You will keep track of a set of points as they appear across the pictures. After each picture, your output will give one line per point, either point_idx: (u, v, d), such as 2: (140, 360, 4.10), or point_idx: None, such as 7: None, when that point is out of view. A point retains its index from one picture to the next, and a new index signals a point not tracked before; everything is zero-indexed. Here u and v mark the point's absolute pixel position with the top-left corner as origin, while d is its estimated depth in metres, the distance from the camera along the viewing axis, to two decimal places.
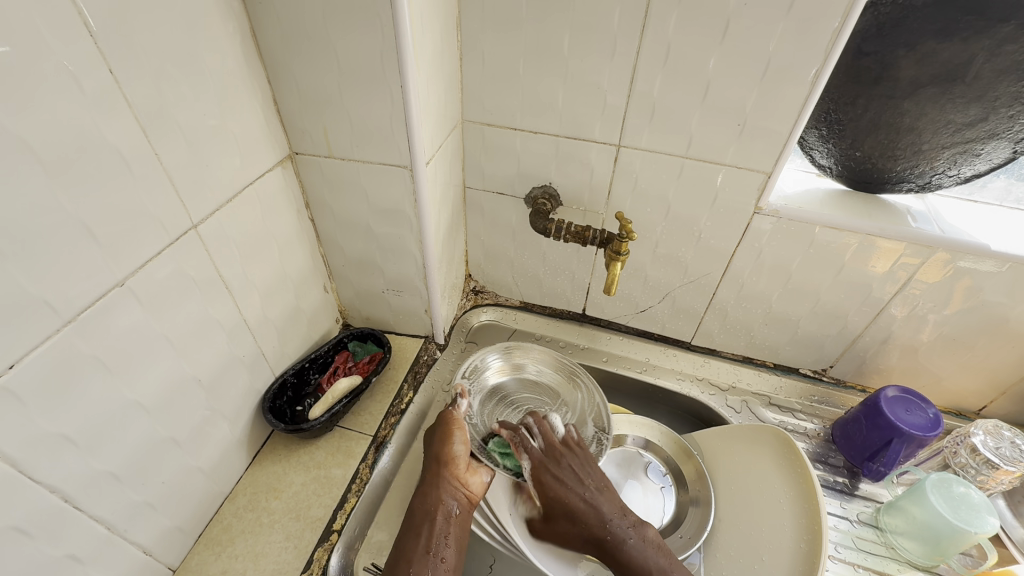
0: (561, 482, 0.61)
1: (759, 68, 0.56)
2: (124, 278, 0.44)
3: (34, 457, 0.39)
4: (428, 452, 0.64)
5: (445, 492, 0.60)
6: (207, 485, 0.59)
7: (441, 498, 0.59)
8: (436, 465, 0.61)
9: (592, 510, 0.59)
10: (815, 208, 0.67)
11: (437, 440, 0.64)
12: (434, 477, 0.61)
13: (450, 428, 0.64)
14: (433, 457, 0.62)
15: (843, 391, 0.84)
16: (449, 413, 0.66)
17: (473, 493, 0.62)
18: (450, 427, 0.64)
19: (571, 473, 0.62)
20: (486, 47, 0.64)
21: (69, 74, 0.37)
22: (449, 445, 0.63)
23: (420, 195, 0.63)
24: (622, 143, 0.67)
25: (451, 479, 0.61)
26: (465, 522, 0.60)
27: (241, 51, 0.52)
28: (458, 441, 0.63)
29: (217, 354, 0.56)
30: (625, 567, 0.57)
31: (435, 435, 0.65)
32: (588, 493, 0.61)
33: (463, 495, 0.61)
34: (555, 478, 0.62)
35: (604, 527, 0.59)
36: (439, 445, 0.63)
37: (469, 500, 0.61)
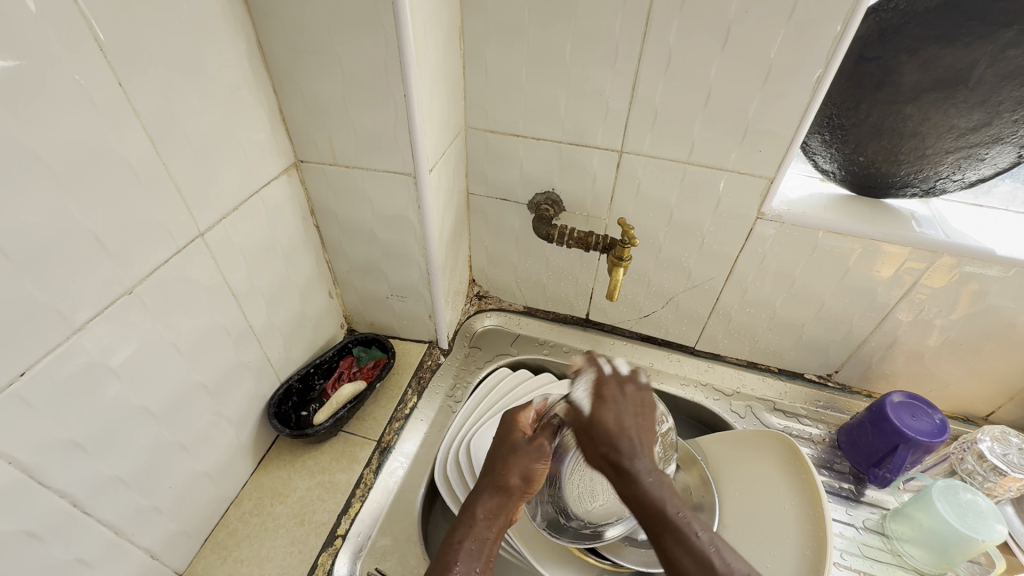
0: (617, 402, 0.53)
1: (760, 74, 0.57)
2: (132, 286, 0.45)
3: (44, 463, 0.40)
4: (514, 467, 0.58)
5: (505, 513, 0.55)
6: (213, 490, 0.60)
7: (500, 518, 0.55)
8: (512, 484, 0.57)
9: (634, 460, 0.48)
10: (818, 213, 0.67)
11: (531, 462, 0.59)
12: (505, 498, 0.56)
13: (541, 456, 0.59)
14: (516, 480, 0.57)
15: (849, 396, 0.83)
16: (544, 443, 0.60)
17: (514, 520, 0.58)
18: (544, 453, 0.59)
19: (621, 408, 0.53)
20: (489, 55, 0.64)
21: (80, 87, 0.38)
22: (537, 468, 0.59)
23: (423, 201, 0.63)
24: (624, 149, 0.67)
25: (517, 504, 0.56)
26: (496, 558, 0.52)
27: (247, 61, 0.53)
28: (542, 466, 0.59)
29: (223, 359, 0.57)
30: (635, 500, 0.46)
31: (527, 456, 0.59)
32: (636, 429, 0.51)
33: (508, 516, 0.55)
34: (617, 397, 0.54)
35: (635, 463, 0.48)
36: (530, 469, 0.58)
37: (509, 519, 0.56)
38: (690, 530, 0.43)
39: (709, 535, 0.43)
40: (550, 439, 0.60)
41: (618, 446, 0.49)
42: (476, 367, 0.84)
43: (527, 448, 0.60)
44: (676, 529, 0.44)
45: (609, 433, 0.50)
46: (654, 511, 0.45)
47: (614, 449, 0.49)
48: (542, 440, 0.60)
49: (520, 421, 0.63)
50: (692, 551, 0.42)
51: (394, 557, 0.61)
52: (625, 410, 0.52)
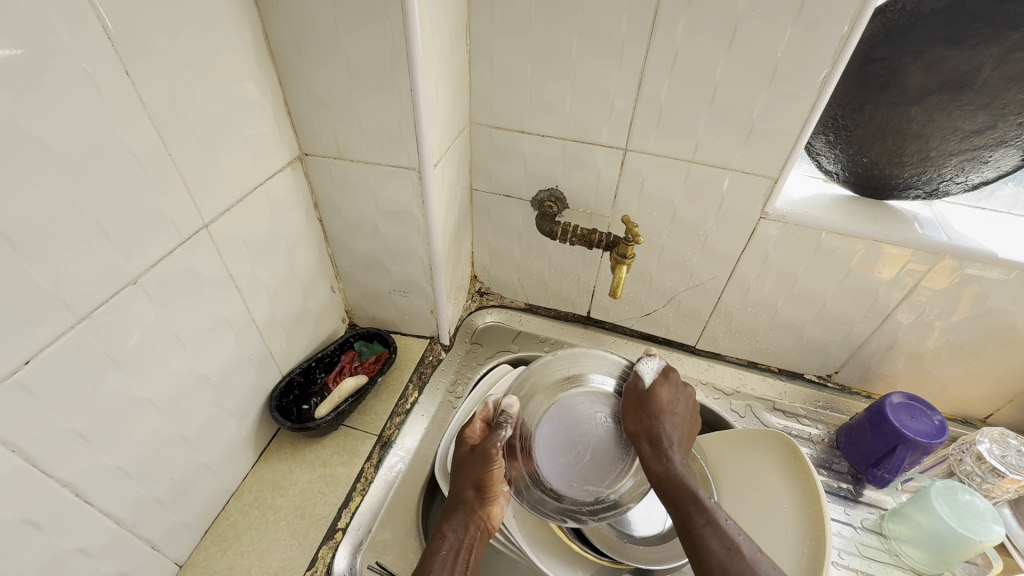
0: (659, 416, 0.61)
1: (765, 74, 0.57)
2: (136, 277, 0.44)
3: (47, 453, 0.40)
4: (465, 480, 0.60)
5: (472, 522, 0.58)
6: (214, 482, 0.60)
7: (466, 526, 0.58)
8: (466, 494, 0.59)
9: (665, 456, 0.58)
10: (820, 214, 0.67)
11: (479, 467, 0.59)
12: (462, 513, 0.58)
13: (490, 462, 0.59)
14: (469, 491, 0.59)
15: (849, 397, 0.83)
16: (490, 446, 0.61)
17: (494, 522, 0.60)
18: (490, 456, 0.60)
19: (660, 418, 0.61)
20: (495, 51, 0.64)
21: (87, 76, 0.38)
22: (491, 472, 0.59)
23: (427, 196, 0.63)
24: (628, 147, 0.67)
25: (480, 513, 0.59)
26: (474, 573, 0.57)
27: (254, 53, 0.53)
28: (497, 469, 0.59)
29: (225, 352, 0.57)
30: (666, 484, 0.57)
31: (473, 464, 0.60)
32: (680, 415, 0.62)
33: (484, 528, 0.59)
34: (657, 434, 0.60)
35: (665, 452, 0.58)
36: (480, 477, 0.59)
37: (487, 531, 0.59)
38: (723, 526, 0.50)
39: (756, 555, 0.48)
40: (494, 441, 0.61)
41: (659, 441, 0.59)
42: (477, 363, 0.84)
43: (477, 459, 0.60)
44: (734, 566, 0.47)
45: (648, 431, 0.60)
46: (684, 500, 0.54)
47: (653, 432, 0.60)
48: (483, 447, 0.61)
49: (467, 434, 0.64)
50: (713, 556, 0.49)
51: (394, 551, 0.61)
52: (665, 425, 0.60)
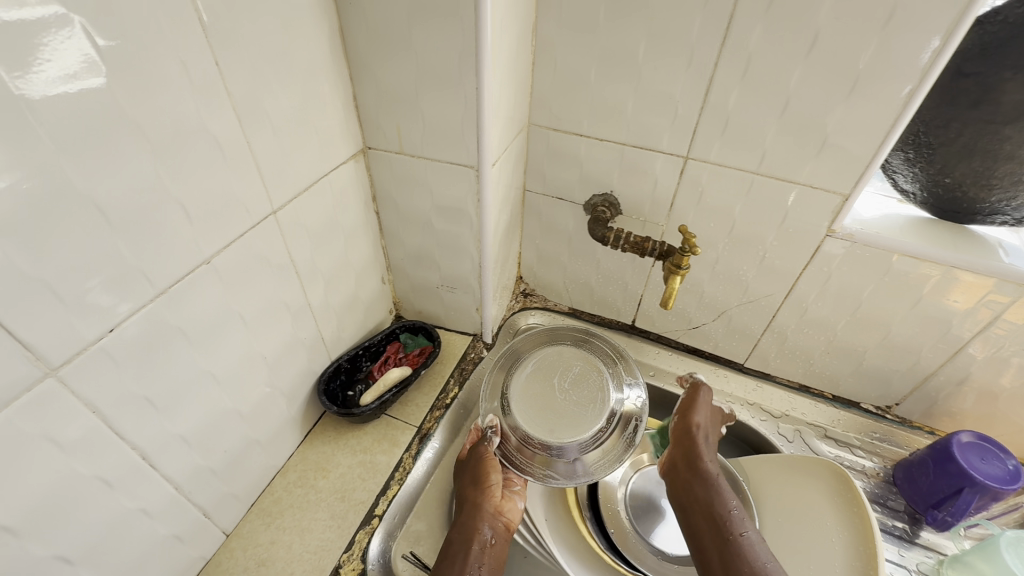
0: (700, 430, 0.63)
1: (845, 85, 0.54)
2: (210, 257, 0.47)
3: (122, 417, 0.42)
4: (466, 482, 0.62)
5: (485, 522, 0.59)
6: (262, 457, 0.62)
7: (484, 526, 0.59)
8: (470, 492, 0.61)
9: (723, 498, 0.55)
10: (892, 234, 0.63)
11: (475, 471, 0.63)
12: (467, 506, 0.60)
13: (487, 461, 0.63)
14: (468, 489, 0.62)
15: (909, 432, 0.78)
16: (479, 448, 0.65)
17: (510, 521, 0.61)
18: (484, 459, 0.63)
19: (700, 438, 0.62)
20: (560, 54, 0.64)
21: (182, 64, 0.40)
22: (489, 475, 0.62)
23: (483, 195, 0.64)
24: (690, 155, 0.66)
25: (491, 508, 0.60)
26: (499, 550, 0.58)
27: (329, 48, 0.54)
28: (493, 471, 0.62)
29: (282, 333, 0.59)
30: (719, 537, 0.52)
31: (472, 464, 0.64)
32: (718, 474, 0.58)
33: (500, 524, 0.60)
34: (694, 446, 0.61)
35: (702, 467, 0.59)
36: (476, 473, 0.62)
37: (505, 530, 0.60)
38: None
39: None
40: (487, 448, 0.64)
41: (703, 470, 0.58)
42: None
43: (474, 463, 0.63)
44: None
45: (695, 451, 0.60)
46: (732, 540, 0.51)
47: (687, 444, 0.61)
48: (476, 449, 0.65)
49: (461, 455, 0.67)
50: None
51: (426, 543, 0.62)
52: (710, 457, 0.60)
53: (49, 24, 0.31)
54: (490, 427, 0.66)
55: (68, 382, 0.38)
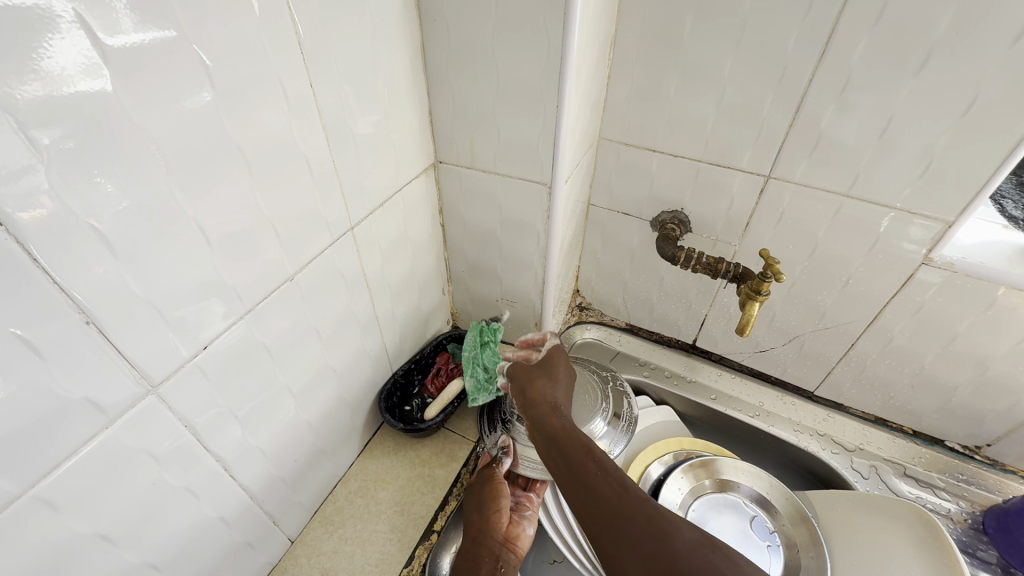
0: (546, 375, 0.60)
1: (961, 105, 0.50)
2: (293, 273, 0.47)
3: (209, 430, 0.43)
4: (471, 507, 0.60)
5: (490, 548, 0.57)
6: (326, 466, 0.63)
7: (486, 553, 0.56)
8: (475, 521, 0.59)
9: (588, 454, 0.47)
10: (1001, 265, 0.58)
11: (482, 500, 0.60)
12: (477, 535, 0.58)
13: (494, 488, 0.60)
14: (472, 514, 0.60)
15: (1001, 476, 0.72)
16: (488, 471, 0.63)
17: (519, 548, 0.59)
18: (494, 487, 0.61)
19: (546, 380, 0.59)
20: (639, 67, 0.62)
21: (280, 86, 0.40)
22: (496, 504, 0.59)
23: (553, 212, 0.62)
24: (772, 174, 0.62)
25: (499, 535, 0.58)
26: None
27: (410, 63, 0.54)
28: (502, 499, 0.60)
29: (351, 346, 0.60)
30: (571, 476, 0.47)
31: (480, 490, 0.61)
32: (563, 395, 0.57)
33: (509, 554, 0.57)
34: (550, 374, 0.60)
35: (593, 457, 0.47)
36: (482, 501, 0.60)
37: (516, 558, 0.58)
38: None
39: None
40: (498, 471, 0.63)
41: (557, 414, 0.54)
42: None
43: (480, 490, 0.61)
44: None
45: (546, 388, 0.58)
46: (631, 518, 0.42)
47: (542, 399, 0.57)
48: (484, 472, 0.63)
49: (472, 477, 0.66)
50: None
51: None
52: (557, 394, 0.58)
53: (170, 49, 0.32)
54: (501, 448, 0.65)
55: (165, 398, 0.39)
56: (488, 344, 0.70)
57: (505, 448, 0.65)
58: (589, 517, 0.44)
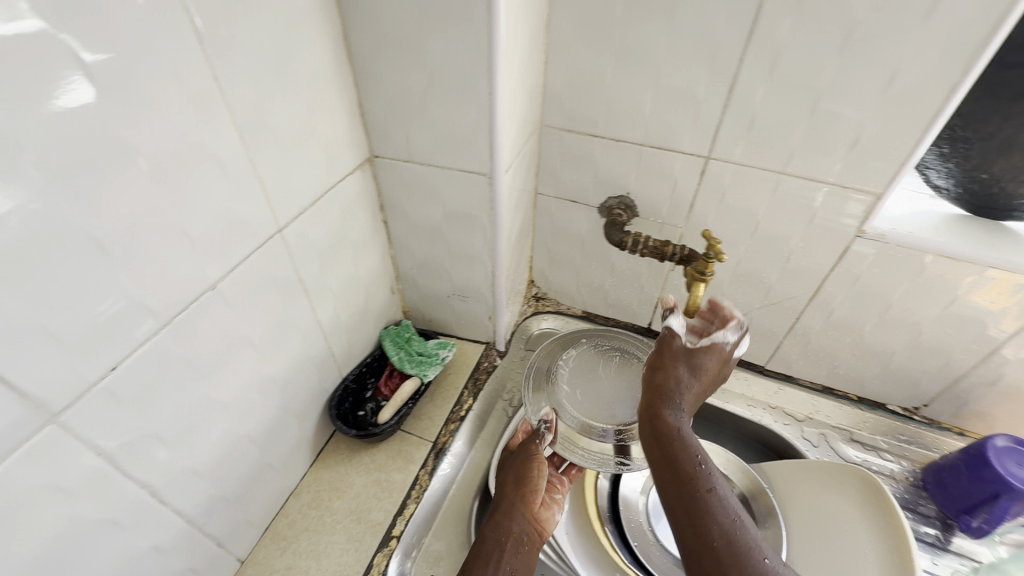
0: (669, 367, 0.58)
1: (882, 79, 0.51)
2: (215, 281, 0.44)
3: (128, 456, 0.40)
4: (503, 481, 0.62)
5: (516, 524, 0.58)
6: (275, 481, 0.60)
7: (511, 530, 0.57)
8: (510, 491, 0.60)
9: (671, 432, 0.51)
10: (927, 234, 0.60)
11: (519, 473, 0.62)
12: (509, 505, 0.59)
13: (532, 462, 0.62)
14: (506, 486, 0.61)
15: (938, 433, 0.76)
16: (529, 446, 0.65)
17: (541, 530, 0.60)
18: (530, 459, 0.63)
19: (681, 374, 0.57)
20: (574, 51, 0.61)
21: (179, 80, 0.37)
22: (533, 477, 0.61)
23: (497, 203, 0.61)
24: (711, 154, 0.63)
25: (522, 509, 0.59)
26: (535, 553, 0.57)
27: (332, 53, 0.51)
28: (537, 473, 0.62)
29: (292, 354, 0.57)
30: (685, 489, 0.47)
31: (517, 462, 0.64)
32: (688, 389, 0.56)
33: (534, 529, 0.59)
34: (677, 372, 0.57)
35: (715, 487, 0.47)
36: (518, 475, 0.61)
37: (540, 535, 0.60)
38: (758, 558, 0.42)
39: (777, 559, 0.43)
40: (535, 447, 0.64)
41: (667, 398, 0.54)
42: None
43: (517, 462, 0.63)
44: (748, 556, 0.42)
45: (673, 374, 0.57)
46: (722, 548, 0.43)
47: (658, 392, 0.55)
48: (522, 447, 0.66)
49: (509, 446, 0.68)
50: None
51: (448, 563, 0.60)
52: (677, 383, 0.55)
53: (38, 42, 0.29)
54: (543, 423, 0.67)
55: (71, 427, 0.35)
56: (411, 338, 0.76)
57: (547, 422, 0.67)
58: (687, 546, 0.44)
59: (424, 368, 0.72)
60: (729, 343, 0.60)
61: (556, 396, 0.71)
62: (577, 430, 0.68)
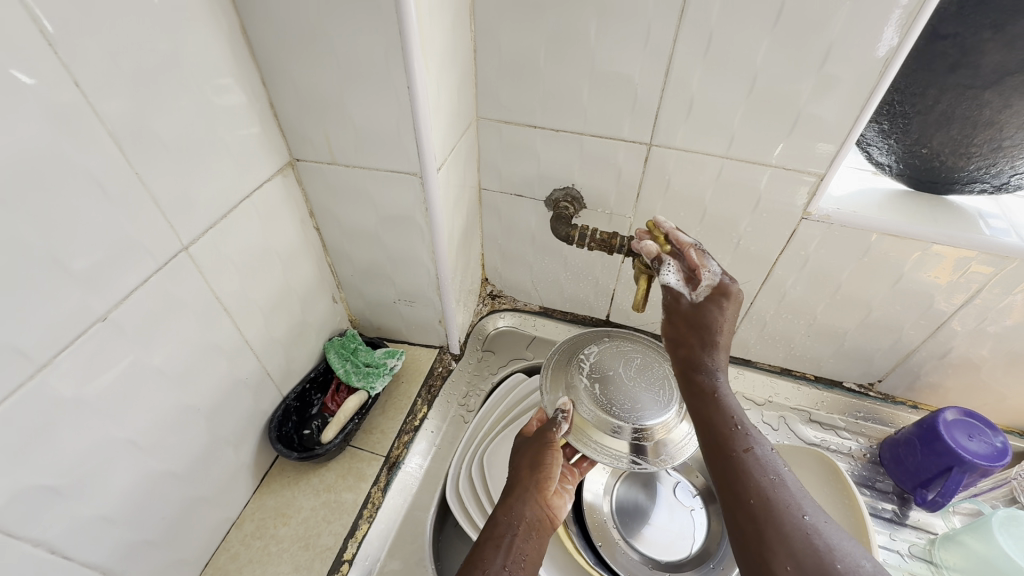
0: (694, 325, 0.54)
1: (817, 56, 0.49)
2: (106, 312, 0.40)
3: (12, 514, 0.36)
4: (519, 463, 0.56)
5: (531, 507, 0.52)
6: (211, 514, 0.56)
7: (524, 515, 0.51)
8: (526, 478, 0.54)
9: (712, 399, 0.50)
10: (871, 212, 0.60)
11: (533, 459, 0.56)
12: (523, 490, 0.53)
13: (549, 445, 0.56)
14: (523, 469, 0.55)
15: (893, 408, 0.77)
16: (550, 432, 0.57)
17: (555, 516, 0.54)
18: (549, 443, 0.56)
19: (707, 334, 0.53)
20: (504, 38, 0.57)
21: (29, 91, 0.32)
22: (549, 463, 0.55)
23: (431, 204, 0.57)
24: (653, 141, 0.60)
25: (538, 495, 0.53)
26: (547, 542, 0.52)
27: (231, 49, 0.47)
28: (554, 457, 0.55)
29: (217, 379, 0.53)
30: (726, 453, 0.46)
31: (533, 447, 0.57)
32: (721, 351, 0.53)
33: (546, 514, 0.53)
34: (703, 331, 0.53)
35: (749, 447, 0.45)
36: (537, 457, 0.55)
37: (551, 522, 0.54)
38: (796, 514, 0.40)
39: (819, 515, 0.41)
40: (557, 432, 0.57)
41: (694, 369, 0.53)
42: (490, 373, 0.80)
43: (533, 446, 0.57)
44: (782, 512, 0.40)
45: (691, 342, 0.54)
46: (763, 515, 0.41)
47: (692, 361, 0.53)
48: (544, 431, 0.58)
49: (526, 428, 0.61)
50: (796, 558, 0.38)
51: None
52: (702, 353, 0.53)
53: None
54: (561, 410, 0.59)
55: None
56: (359, 348, 0.73)
57: (565, 411, 0.59)
58: (730, 511, 0.43)
59: (371, 381, 0.69)
60: (720, 275, 0.54)
61: (578, 386, 0.61)
62: (592, 420, 0.58)
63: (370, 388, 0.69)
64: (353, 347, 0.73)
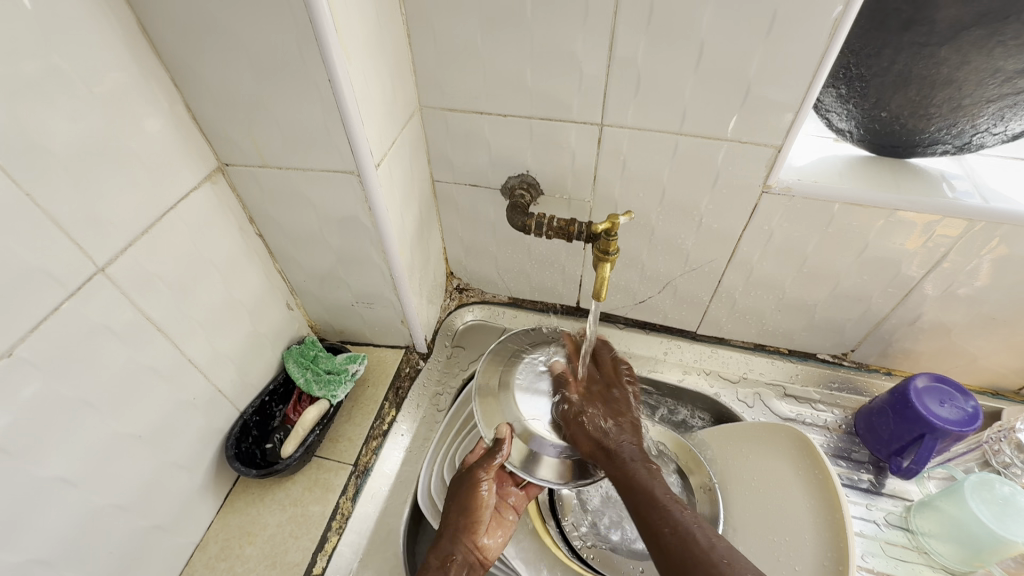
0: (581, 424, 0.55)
1: (763, 22, 0.46)
2: (12, 348, 0.38)
3: None
4: (451, 507, 0.57)
5: (462, 548, 0.54)
6: (169, 540, 0.55)
7: (455, 555, 0.54)
8: (454, 520, 0.56)
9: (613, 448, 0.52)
10: (833, 182, 0.57)
11: (461, 495, 0.57)
12: (449, 530, 0.55)
13: (478, 480, 0.57)
14: (453, 514, 0.56)
15: (867, 376, 0.76)
16: (478, 470, 0.57)
17: (486, 557, 0.55)
18: (478, 481, 0.57)
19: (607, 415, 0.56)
20: (438, 21, 0.54)
21: None
22: (477, 498, 0.56)
23: (374, 202, 0.54)
24: (605, 121, 0.58)
25: (471, 539, 0.55)
26: None
27: (131, 52, 0.43)
28: (484, 491, 0.57)
29: (160, 404, 0.51)
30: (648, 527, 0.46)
31: (461, 486, 0.58)
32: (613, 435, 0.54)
33: (476, 557, 0.54)
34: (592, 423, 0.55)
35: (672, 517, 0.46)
36: (466, 498, 0.56)
37: (482, 561, 0.55)
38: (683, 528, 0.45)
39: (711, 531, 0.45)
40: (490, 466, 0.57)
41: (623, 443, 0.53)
42: (460, 370, 0.78)
43: (461, 482, 0.58)
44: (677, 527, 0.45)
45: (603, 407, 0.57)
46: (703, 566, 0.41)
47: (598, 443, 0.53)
48: (470, 470, 0.58)
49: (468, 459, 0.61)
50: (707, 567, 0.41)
51: None
52: (603, 413, 0.56)
53: None
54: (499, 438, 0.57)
55: None
56: (319, 355, 0.70)
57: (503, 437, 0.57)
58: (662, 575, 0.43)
59: (332, 389, 0.67)
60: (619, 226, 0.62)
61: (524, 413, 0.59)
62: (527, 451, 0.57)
63: (331, 398, 0.67)
64: (314, 354, 0.70)
